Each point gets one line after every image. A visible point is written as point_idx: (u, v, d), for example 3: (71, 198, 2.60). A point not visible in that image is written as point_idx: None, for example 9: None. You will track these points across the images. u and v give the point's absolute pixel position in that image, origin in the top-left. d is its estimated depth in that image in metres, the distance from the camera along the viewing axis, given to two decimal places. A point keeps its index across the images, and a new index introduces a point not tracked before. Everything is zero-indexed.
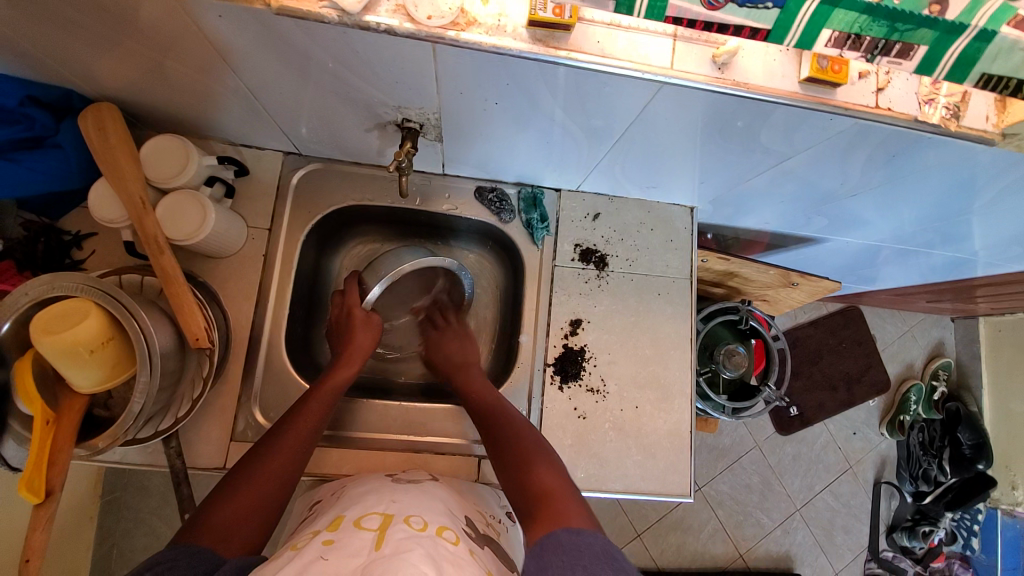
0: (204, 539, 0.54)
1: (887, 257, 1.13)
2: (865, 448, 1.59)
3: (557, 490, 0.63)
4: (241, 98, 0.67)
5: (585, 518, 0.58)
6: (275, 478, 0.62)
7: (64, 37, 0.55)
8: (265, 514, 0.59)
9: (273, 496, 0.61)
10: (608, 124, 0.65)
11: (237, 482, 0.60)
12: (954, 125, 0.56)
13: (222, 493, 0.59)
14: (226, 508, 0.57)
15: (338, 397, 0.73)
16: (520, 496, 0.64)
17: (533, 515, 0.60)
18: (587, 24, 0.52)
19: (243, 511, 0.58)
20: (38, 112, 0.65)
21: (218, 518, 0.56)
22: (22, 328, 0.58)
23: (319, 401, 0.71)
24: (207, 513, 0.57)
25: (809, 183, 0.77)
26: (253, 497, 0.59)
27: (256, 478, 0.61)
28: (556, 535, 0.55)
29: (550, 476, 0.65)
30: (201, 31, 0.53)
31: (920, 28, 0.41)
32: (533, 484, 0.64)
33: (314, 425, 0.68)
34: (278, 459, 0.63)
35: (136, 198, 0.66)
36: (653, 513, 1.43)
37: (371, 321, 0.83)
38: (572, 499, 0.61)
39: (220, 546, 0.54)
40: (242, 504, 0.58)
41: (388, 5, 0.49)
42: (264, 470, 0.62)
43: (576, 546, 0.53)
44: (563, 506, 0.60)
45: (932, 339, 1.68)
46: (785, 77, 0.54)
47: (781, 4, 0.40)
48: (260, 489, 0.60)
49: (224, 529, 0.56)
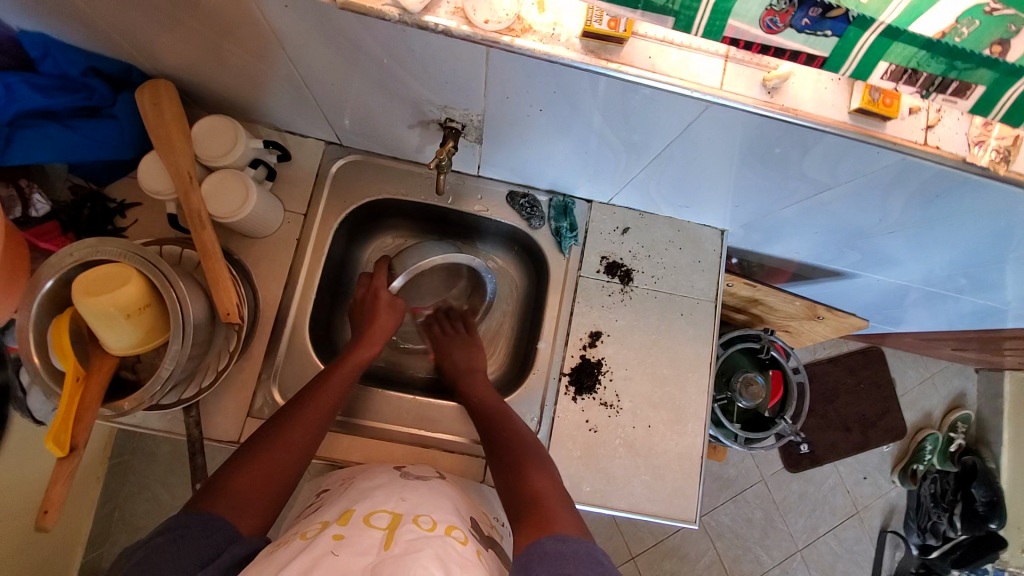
0: (219, 505, 0.55)
1: (916, 300, 1.11)
2: (875, 494, 1.54)
3: (547, 494, 0.63)
4: (293, 85, 0.70)
5: (574, 526, 0.58)
6: (292, 450, 0.63)
7: (134, 12, 0.57)
8: (279, 485, 0.60)
9: (289, 468, 0.62)
10: (648, 139, 0.66)
11: (256, 450, 0.62)
12: (1003, 169, 0.55)
13: (242, 459, 0.60)
14: (243, 475, 0.58)
15: (355, 375, 0.74)
16: (511, 499, 0.65)
17: (522, 518, 0.61)
18: (640, 39, 0.52)
19: (258, 482, 0.59)
20: (98, 82, 0.69)
21: (235, 484, 0.57)
22: (62, 287, 0.60)
23: (336, 377, 0.72)
24: (225, 478, 0.58)
25: (844, 218, 0.76)
26: (270, 468, 0.60)
27: (275, 448, 0.62)
28: (542, 544, 0.54)
29: (544, 480, 0.66)
30: (265, 17, 0.55)
31: (978, 68, 0.41)
32: (525, 489, 0.64)
33: (330, 401, 0.69)
34: (298, 432, 0.64)
35: (184, 171, 0.69)
36: (650, 537, 1.41)
37: (396, 305, 0.84)
38: (560, 503, 0.62)
39: (233, 514, 0.55)
40: (258, 472, 0.59)
41: (449, 7, 0.51)
42: (283, 442, 0.63)
43: (559, 555, 0.53)
44: (551, 513, 0.60)
45: (954, 389, 1.63)
46: (834, 106, 0.54)
47: (841, 33, 0.40)
48: (278, 461, 0.61)
49: (239, 496, 0.57)
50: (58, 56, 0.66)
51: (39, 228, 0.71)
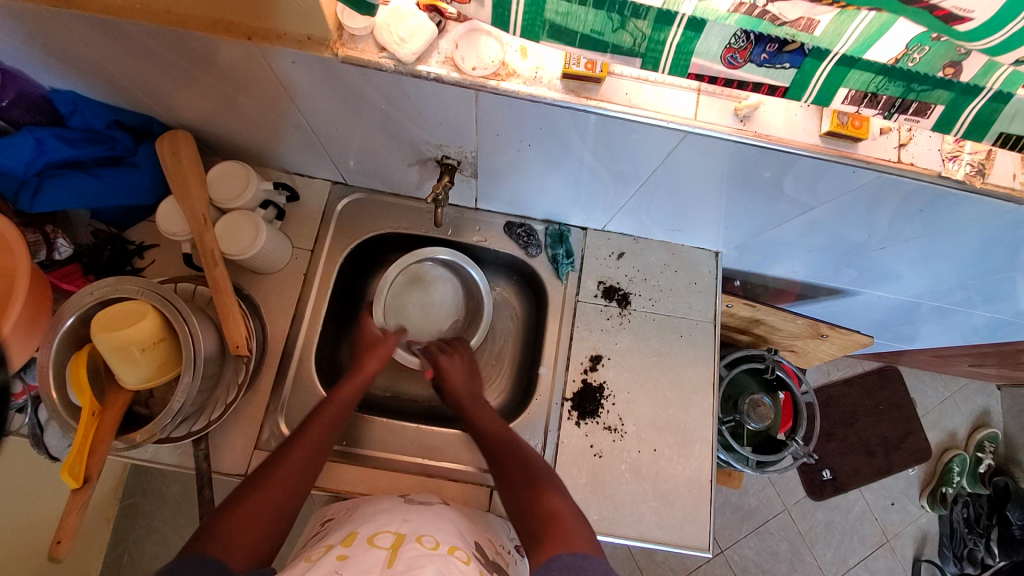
0: (210, 547, 0.55)
1: (924, 315, 1.10)
2: (904, 521, 1.48)
3: (566, 519, 0.62)
4: (301, 132, 0.75)
5: (590, 543, 0.59)
6: (281, 488, 0.64)
7: (156, 72, 0.63)
8: (268, 527, 0.60)
9: (279, 506, 0.63)
10: (634, 168, 0.69)
11: (245, 492, 0.62)
12: (979, 181, 0.57)
13: (231, 503, 0.61)
14: (235, 517, 0.59)
15: (343, 412, 0.75)
16: (525, 519, 0.64)
17: (539, 536, 0.61)
18: (616, 78, 0.56)
19: (250, 521, 0.59)
20: (121, 134, 0.75)
21: (224, 526, 0.58)
22: (80, 326, 0.63)
23: (324, 415, 0.73)
24: (215, 522, 0.59)
25: (836, 234, 0.78)
26: (260, 508, 0.61)
27: (263, 488, 0.63)
28: (559, 558, 0.55)
29: (560, 502, 0.65)
30: (275, 72, 0.60)
31: (935, 89, 0.43)
32: (541, 509, 0.64)
33: (319, 438, 0.70)
34: (285, 471, 0.66)
35: (200, 214, 0.74)
36: (671, 573, 1.36)
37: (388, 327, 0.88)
38: (581, 529, 0.61)
39: (227, 553, 0.55)
40: (249, 513, 0.60)
41: (440, 56, 0.55)
42: (271, 482, 0.64)
43: (580, 567, 0.54)
44: (570, 533, 0.60)
45: (977, 407, 1.58)
46: (805, 131, 0.57)
47: (798, 65, 0.43)
48: (268, 501, 0.62)
49: (229, 538, 0.57)
50: (85, 111, 0.72)
51: (61, 270, 0.75)
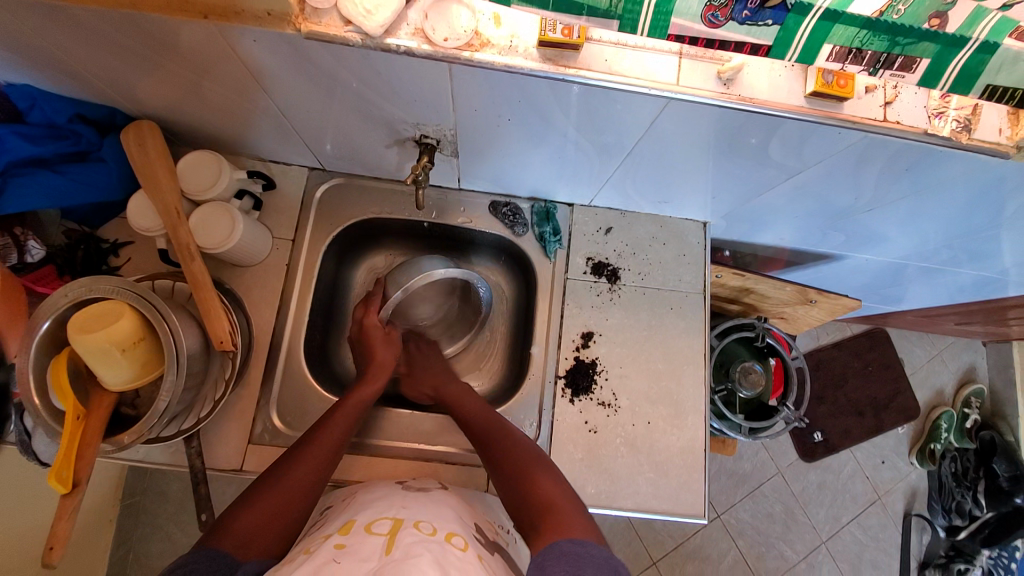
0: (225, 543, 0.56)
1: (911, 275, 1.10)
2: (894, 478, 1.52)
3: (559, 502, 0.64)
4: (272, 117, 0.72)
5: (589, 529, 0.60)
6: (297, 488, 0.63)
7: (112, 59, 0.60)
8: (284, 522, 0.61)
9: (294, 504, 0.62)
10: (618, 140, 0.67)
11: (262, 488, 0.62)
12: (966, 137, 0.56)
13: (247, 498, 0.61)
14: (249, 514, 0.59)
15: (362, 408, 0.75)
16: (521, 506, 0.66)
17: (537, 526, 0.61)
18: (595, 44, 0.54)
19: (264, 519, 0.59)
20: (84, 128, 0.72)
21: (241, 522, 0.58)
22: (58, 328, 0.61)
23: (343, 411, 0.73)
24: (230, 517, 0.59)
25: (822, 198, 0.77)
26: (275, 506, 0.61)
27: (279, 485, 0.63)
28: (558, 546, 0.56)
29: (552, 488, 0.66)
30: (236, 53, 0.57)
31: (920, 43, 0.41)
32: (536, 494, 0.65)
33: (338, 434, 0.70)
34: (301, 470, 0.65)
35: (172, 207, 0.71)
36: (670, 540, 1.39)
37: (393, 338, 0.86)
38: (575, 511, 0.63)
39: (239, 551, 0.56)
40: (265, 510, 0.60)
41: (409, 28, 0.53)
42: (287, 480, 0.64)
43: (578, 556, 0.54)
44: (566, 519, 0.61)
45: (963, 364, 1.61)
46: (790, 92, 0.55)
47: (781, 21, 0.41)
48: (284, 499, 0.62)
49: (245, 534, 0.57)
50: (44, 106, 0.69)
51: (35, 273, 0.73)
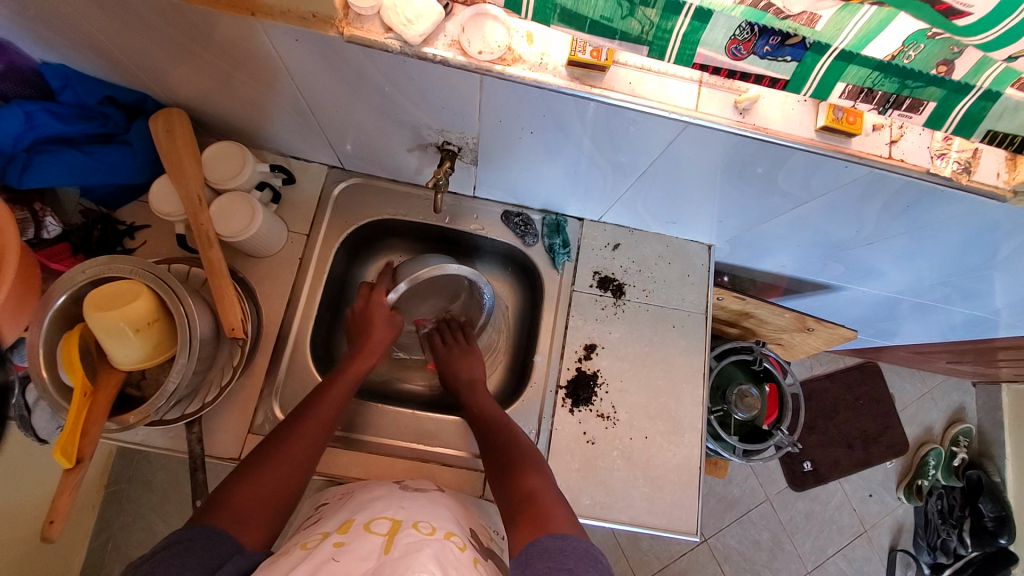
0: (220, 519, 0.56)
1: (906, 311, 1.13)
2: (881, 512, 1.53)
3: (543, 495, 0.65)
4: (299, 114, 0.74)
5: (570, 524, 0.60)
6: (291, 465, 0.64)
7: (153, 47, 0.62)
8: (280, 499, 0.61)
9: (291, 481, 0.63)
10: (632, 160, 0.70)
11: (256, 465, 0.63)
12: (965, 179, 0.59)
13: (242, 475, 0.61)
14: (246, 488, 0.60)
15: (351, 390, 0.76)
16: (508, 500, 0.67)
17: (517, 517, 0.63)
18: (620, 67, 0.57)
19: (260, 495, 0.60)
20: (114, 111, 0.74)
21: (237, 499, 0.59)
22: (72, 304, 0.62)
23: (334, 393, 0.73)
24: (226, 492, 0.59)
25: (824, 230, 0.80)
26: (272, 482, 0.62)
27: (275, 463, 0.63)
28: (539, 542, 0.56)
29: (539, 481, 0.67)
30: (275, 50, 0.59)
31: (928, 86, 0.44)
32: (519, 490, 0.66)
33: (330, 415, 0.71)
34: (295, 447, 0.66)
35: (194, 195, 0.72)
36: (656, 560, 1.39)
37: (394, 321, 0.86)
38: (558, 506, 0.63)
39: (235, 526, 0.56)
40: (262, 486, 0.61)
41: (446, 39, 0.55)
42: (284, 456, 0.64)
43: (560, 551, 0.55)
44: (548, 511, 0.62)
45: (952, 403, 1.64)
46: (801, 125, 0.58)
47: (799, 58, 0.44)
48: (280, 474, 0.63)
49: (242, 510, 0.58)
50: (77, 86, 0.71)
51: (50, 249, 0.73)
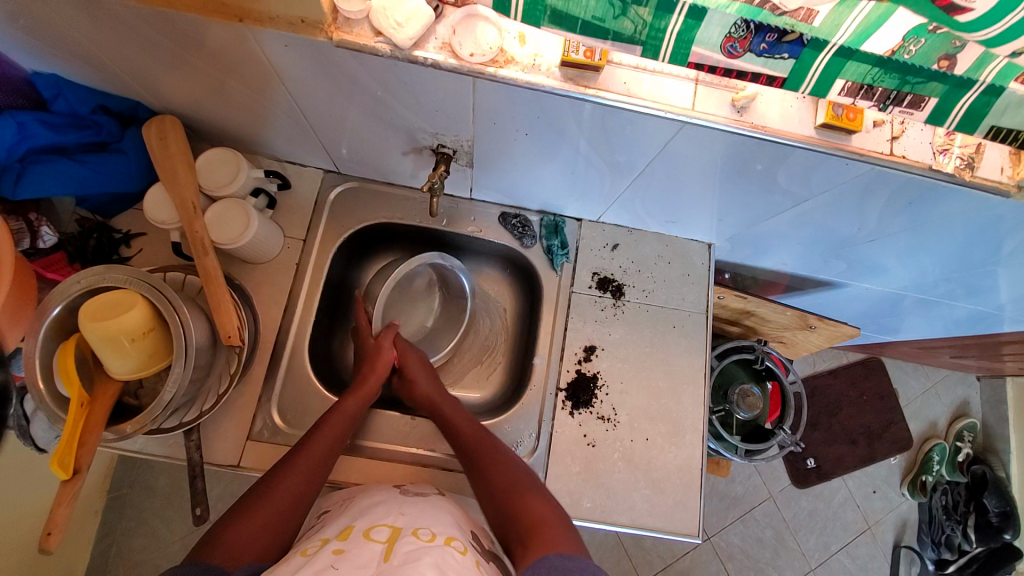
0: (214, 555, 0.55)
1: (909, 307, 1.12)
2: (886, 508, 1.52)
3: (548, 521, 0.63)
4: (293, 119, 0.73)
5: (575, 545, 0.59)
6: (286, 500, 0.63)
7: (143, 54, 0.61)
8: (275, 534, 0.60)
9: (285, 515, 0.62)
10: (630, 159, 0.69)
11: (251, 503, 0.62)
12: (968, 175, 0.58)
13: (235, 513, 0.61)
14: (241, 524, 0.59)
15: (348, 427, 0.75)
16: (508, 522, 0.65)
17: (525, 542, 0.61)
18: (615, 67, 0.56)
19: (255, 529, 0.59)
20: (107, 119, 0.73)
21: (231, 535, 0.58)
22: (67, 315, 0.62)
23: (329, 426, 0.73)
24: (220, 530, 0.58)
25: (826, 227, 0.79)
26: (268, 515, 0.61)
27: (269, 499, 0.62)
28: (547, 560, 0.56)
29: (543, 507, 0.65)
30: (266, 56, 0.58)
31: (930, 81, 0.43)
32: (522, 513, 0.64)
33: (326, 451, 0.70)
34: (289, 482, 0.65)
35: (189, 202, 0.72)
36: (659, 560, 1.38)
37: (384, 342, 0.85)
38: (562, 529, 0.62)
39: (230, 561, 0.55)
40: (256, 521, 0.60)
41: (437, 42, 0.54)
42: (278, 491, 0.64)
43: (566, 568, 0.54)
44: (554, 534, 0.61)
45: (957, 398, 1.62)
46: (801, 122, 0.57)
47: (797, 55, 0.43)
48: (275, 508, 0.62)
49: (236, 545, 0.57)
50: (69, 95, 0.70)
51: (46, 259, 0.73)
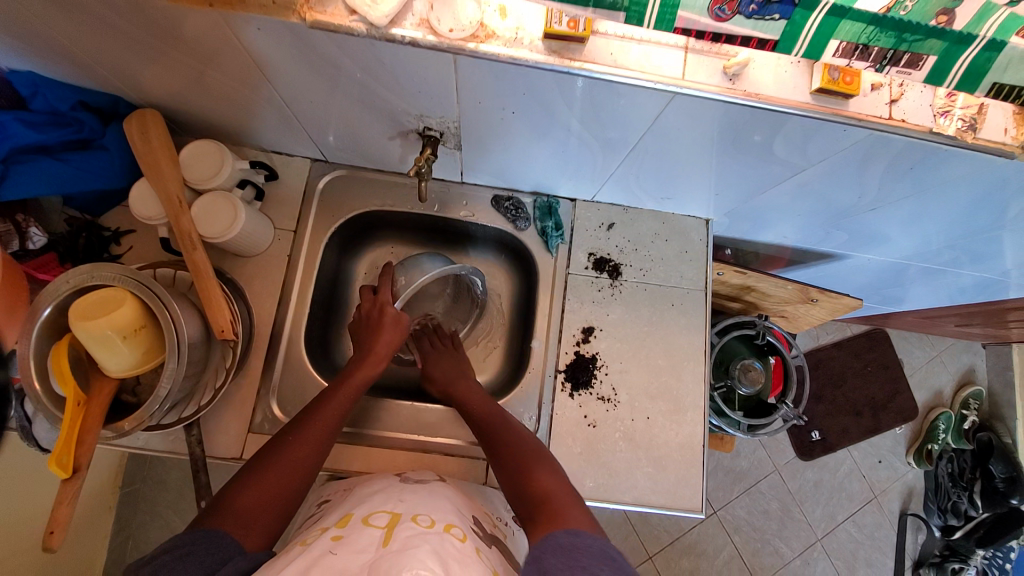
0: (225, 524, 0.56)
1: (913, 276, 1.10)
2: (891, 477, 1.52)
3: (555, 495, 0.63)
4: (275, 107, 0.72)
5: (585, 522, 0.58)
6: (297, 468, 0.63)
7: (117, 47, 0.60)
8: (283, 504, 0.60)
9: (295, 483, 0.62)
10: (622, 135, 0.67)
11: (259, 469, 0.62)
12: (971, 137, 0.56)
13: (245, 478, 0.61)
14: (251, 492, 0.59)
15: (358, 391, 0.74)
16: (518, 495, 0.65)
17: (534, 518, 0.61)
18: (600, 37, 0.54)
19: (266, 497, 0.59)
20: (87, 115, 0.71)
21: (241, 503, 0.58)
22: (59, 316, 0.61)
23: (339, 393, 0.72)
24: (230, 496, 0.59)
25: (826, 197, 0.77)
26: (277, 484, 0.61)
27: (278, 467, 0.62)
28: (554, 537, 0.55)
29: (549, 479, 0.65)
30: (244, 42, 0.57)
31: (928, 39, 0.41)
32: (534, 489, 0.64)
33: (335, 417, 0.69)
34: (300, 449, 0.64)
35: (174, 196, 0.71)
36: (666, 535, 1.40)
37: (401, 321, 0.82)
38: (571, 499, 0.62)
39: (240, 532, 0.56)
40: (265, 490, 0.60)
41: (414, 18, 0.53)
42: (288, 459, 0.63)
43: (593, 548, 0.54)
44: (564, 510, 0.60)
45: (962, 365, 1.62)
46: (796, 88, 0.55)
47: (788, 16, 0.41)
48: (284, 479, 0.62)
49: (246, 515, 0.57)
50: (47, 93, 0.69)
51: (37, 260, 0.73)
